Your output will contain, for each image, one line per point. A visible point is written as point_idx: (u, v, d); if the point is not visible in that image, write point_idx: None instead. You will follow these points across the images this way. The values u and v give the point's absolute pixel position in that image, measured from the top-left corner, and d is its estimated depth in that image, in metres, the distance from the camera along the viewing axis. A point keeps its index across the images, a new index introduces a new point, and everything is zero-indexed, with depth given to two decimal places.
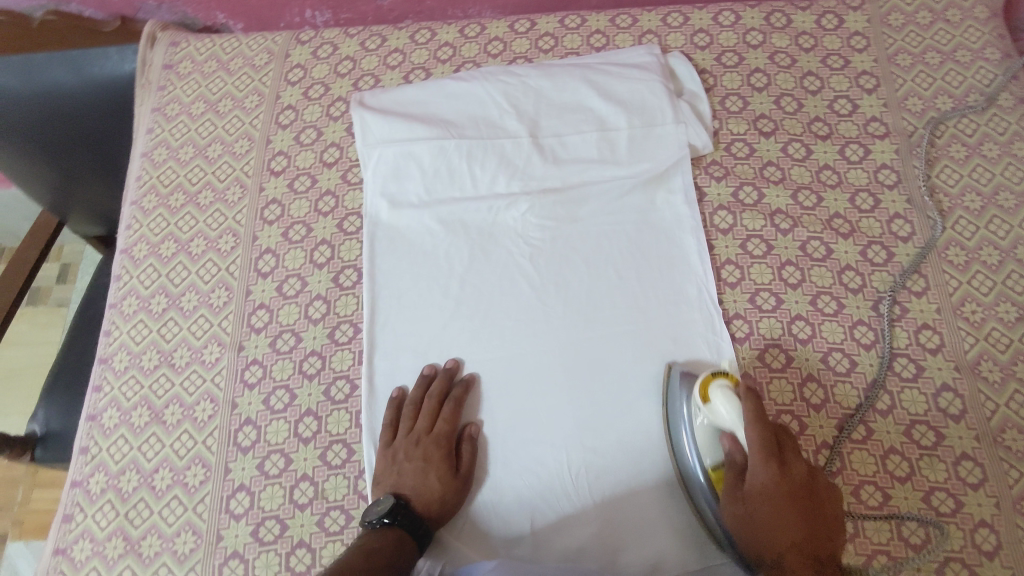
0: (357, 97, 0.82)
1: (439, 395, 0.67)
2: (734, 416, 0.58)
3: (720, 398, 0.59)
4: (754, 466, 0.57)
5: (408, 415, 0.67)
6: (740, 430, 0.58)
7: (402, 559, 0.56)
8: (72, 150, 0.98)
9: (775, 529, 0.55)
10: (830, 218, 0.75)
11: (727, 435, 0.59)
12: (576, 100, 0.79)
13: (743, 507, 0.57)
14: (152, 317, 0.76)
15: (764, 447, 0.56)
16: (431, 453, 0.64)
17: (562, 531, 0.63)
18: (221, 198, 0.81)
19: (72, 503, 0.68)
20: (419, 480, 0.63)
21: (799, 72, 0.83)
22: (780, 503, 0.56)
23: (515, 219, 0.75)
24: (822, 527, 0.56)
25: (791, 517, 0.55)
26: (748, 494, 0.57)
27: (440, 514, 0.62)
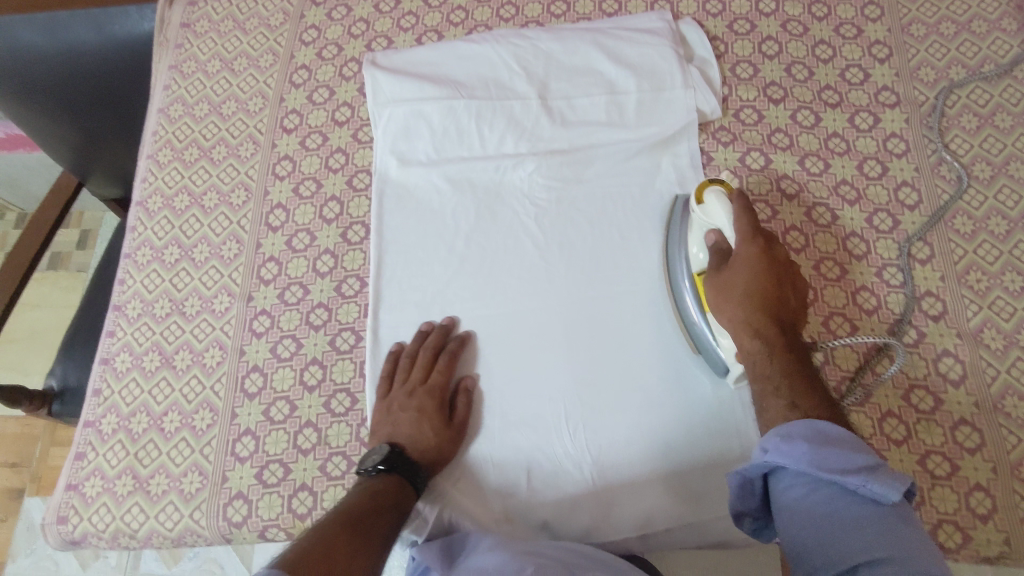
0: (369, 57, 0.83)
1: (434, 347, 0.68)
2: (727, 212, 0.62)
3: (713, 197, 0.63)
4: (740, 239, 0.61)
5: (402, 367, 0.68)
6: (730, 221, 0.62)
7: (404, 501, 0.58)
8: (94, 112, 1.00)
9: (750, 291, 0.59)
10: (837, 185, 0.74)
11: (714, 230, 0.64)
12: (586, 63, 0.80)
13: (726, 276, 0.61)
14: (165, 267, 0.78)
15: (753, 227, 0.61)
16: (425, 403, 0.65)
17: (554, 483, 0.65)
18: (234, 154, 0.83)
19: (84, 442, 0.70)
20: (413, 430, 0.64)
21: (811, 40, 0.82)
22: (760, 274, 0.59)
23: (522, 179, 0.76)
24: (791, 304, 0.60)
25: (768, 284, 0.59)
26: (730, 268, 0.61)
27: (434, 465, 0.63)
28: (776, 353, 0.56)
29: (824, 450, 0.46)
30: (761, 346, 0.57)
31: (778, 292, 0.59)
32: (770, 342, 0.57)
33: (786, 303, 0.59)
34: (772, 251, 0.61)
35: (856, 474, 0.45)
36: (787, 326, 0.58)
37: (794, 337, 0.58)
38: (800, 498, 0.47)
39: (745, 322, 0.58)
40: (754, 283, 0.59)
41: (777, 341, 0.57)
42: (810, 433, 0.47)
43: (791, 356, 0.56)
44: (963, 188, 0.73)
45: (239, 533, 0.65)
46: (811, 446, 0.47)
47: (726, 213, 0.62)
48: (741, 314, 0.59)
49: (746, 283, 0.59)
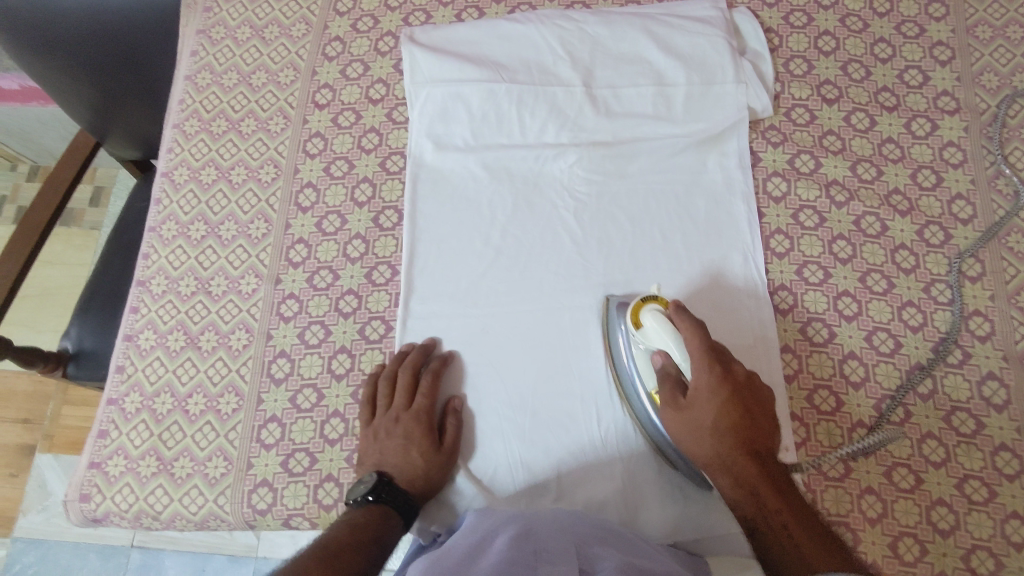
0: (408, 33, 0.80)
1: (415, 369, 0.66)
2: (668, 335, 0.58)
3: (651, 320, 0.59)
4: (696, 370, 0.57)
5: (385, 392, 0.66)
6: (676, 347, 0.58)
7: (387, 533, 0.57)
8: (119, 76, 0.98)
9: (718, 428, 0.56)
10: (888, 194, 0.72)
11: (660, 353, 0.59)
12: (634, 51, 0.76)
13: (689, 416, 0.57)
14: (191, 244, 0.76)
15: (704, 352, 0.57)
16: (411, 428, 0.63)
17: (586, 483, 0.63)
18: (263, 128, 0.80)
19: (108, 420, 0.69)
20: (401, 458, 0.62)
21: (870, 38, 0.79)
22: (723, 406, 0.56)
23: (562, 170, 0.74)
24: (763, 423, 0.56)
25: (736, 414, 0.55)
26: (691, 405, 0.57)
27: (427, 489, 0.62)
28: (758, 492, 0.53)
29: None
30: (744, 491, 0.53)
31: (745, 421, 0.56)
32: (751, 483, 0.53)
33: (758, 430, 0.56)
34: (728, 372, 0.57)
35: None
36: (763, 455, 0.55)
37: (774, 465, 0.54)
38: None
39: (720, 462, 0.55)
40: (722, 423, 0.55)
41: (759, 482, 0.53)
42: None
43: (776, 491, 0.52)
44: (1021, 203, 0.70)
45: (263, 520, 0.65)
46: None
47: (671, 335, 0.58)
48: (715, 458, 0.55)
49: (712, 420, 0.56)
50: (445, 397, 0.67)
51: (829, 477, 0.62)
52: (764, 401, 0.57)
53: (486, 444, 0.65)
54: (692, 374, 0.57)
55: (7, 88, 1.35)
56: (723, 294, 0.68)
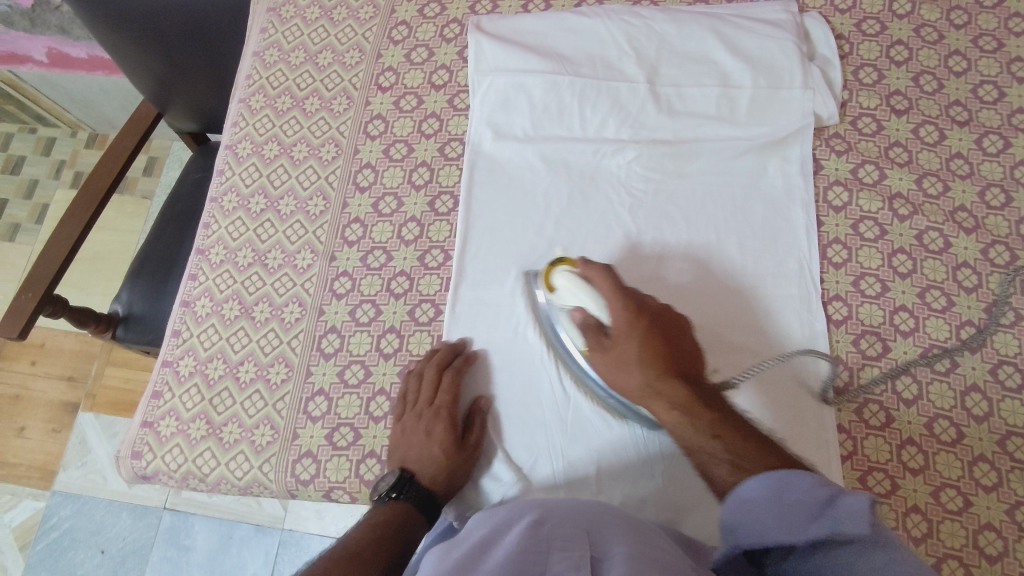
0: (474, 21, 0.81)
1: (439, 366, 0.66)
2: (578, 287, 0.59)
3: (562, 279, 0.61)
4: (612, 310, 0.58)
5: (411, 387, 0.66)
6: (592, 295, 0.58)
7: (412, 530, 0.58)
8: (186, 49, 1.00)
9: (644, 359, 0.55)
10: (954, 211, 0.70)
11: (576, 309, 0.60)
12: (701, 51, 0.76)
13: (614, 354, 0.57)
14: (251, 216, 0.77)
15: (617, 291, 0.58)
16: (433, 425, 0.63)
17: (626, 478, 0.63)
18: (327, 107, 0.81)
19: (162, 382, 0.72)
20: (422, 453, 0.62)
21: (944, 50, 0.77)
22: (643, 338, 0.56)
23: (619, 165, 0.73)
24: (684, 349, 0.57)
25: (658, 344, 0.56)
26: (616, 345, 0.57)
27: (449, 485, 0.62)
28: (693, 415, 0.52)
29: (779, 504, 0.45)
30: (679, 415, 0.53)
31: (668, 349, 0.56)
32: (685, 407, 0.53)
33: (682, 355, 0.56)
34: (640, 305, 0.58)
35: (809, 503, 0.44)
36: (691, 378, 0.55)
37: (706, 389, 0.55)
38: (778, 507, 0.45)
39: (653, 391, 0.54)
40: (645, 353, 0.55)
41: (692, 405, 0.53)
42: (769, 489, 0.46)
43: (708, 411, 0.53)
44: None
45: (305, 491, 0.66)
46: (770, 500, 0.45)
47: (580, 287, 0.59)
48: (647, 389, 0.55)
49: (638, 353, 0.55)
50: (469, 394, 0.68)
51: (874, 493, 0.61)
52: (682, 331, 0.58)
53: (530, 436, 0.65)
54: (611, 316, 0.58)
55: (76, 57, 1.39)
56: (649, 258, 0.70)
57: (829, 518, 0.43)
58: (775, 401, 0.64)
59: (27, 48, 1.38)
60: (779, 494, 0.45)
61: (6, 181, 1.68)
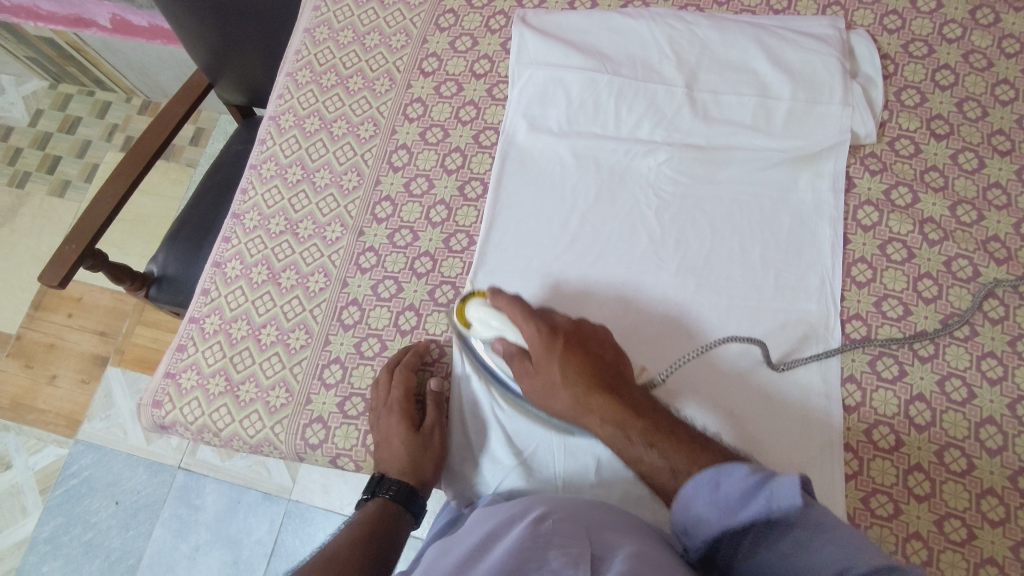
0: (520, 14, 0.82)
1: (390, 367, 0.68)
2: (495, 316, 0.62)
3: (478, 315, 0.63)
4: (526, 335, 0.60)
5: (370, 393, 0.68)
6: (506, 322, 0.62)
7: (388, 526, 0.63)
8: (242, 23, 1.03)
9: (568, 376, 0.57)
10: (986, 240, 0.69)
11: (498, 339, 0.62)
12: (742, 60, 0.76)
13: (540, 378, 0.59)
14: (287, 186, 0.80)
15: (527, 316, 0.60)
16: (390, 423, 0.65)
17: (627, 479, 0.63)
18: (369, 87, 0.83)
19: (187, 336, 0.74)
20: (387, 451, 0.65)
21: (992, 77, 0.76)
22: (563, 355, 0.58)
23: (650, 167, 0.74)
24: (607, 358, 0.58)
25: (579, 360, 0.57)
26: (540, 367, 0.59)
27: (418, 473, 0.65)
28: (629, 424, 0.53)
29: (722, 497, 0.47)
30: (613, 427, 0.54)
31: (589, 361, 0.57)
32: (618, 417, 0.54)
33: (605, 365, 0.58)
34: (553, 326, 0.60)
35: (747, 487, 0.46)
36: (619, 387, 0.56)
37: (630, 394, 0.56)
38: (722, 501, 0.47)
39: (583, 407, 0.56)
40: (568, 373, 0.57)
41: (619, 414, 0.54)
42: (711, 483, 0.48)
43: (639, 416, 0.54)
44: None
45: (313, 455, 0.68)
46: (714, 496, 0.47)
47: (495, 318, 0.62)
48: (578, 405, 0.56)
49: (561, 372, 0.57)
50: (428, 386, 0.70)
51: (876, 515, 0.61)
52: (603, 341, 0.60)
53: (524, 437, 0.65)
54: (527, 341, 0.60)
55: (137, 25, 1.44)
56: (586, 283, 0.70)
57: (764, 499, 0.45)
58: (775, 416, 0.64)
59: (93, 14, 1.43)
60: (716, 484, 0.47)
61: (62, 140, 1.75)
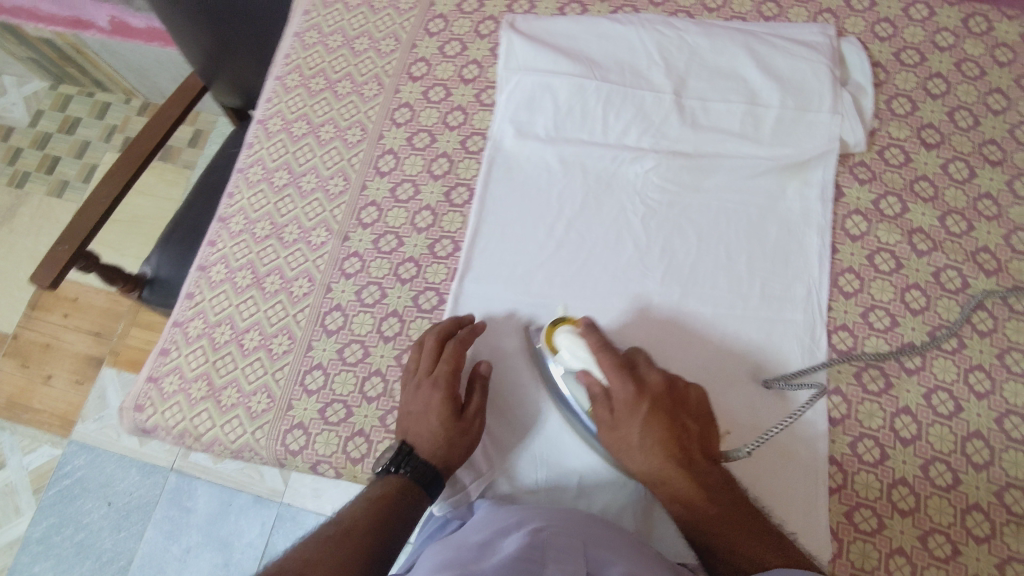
0: (509, 19, 0.82)
1: (441, 336, 0.66)
2: (585, 352, 0.60)
3: (565, 341, 0.61)
4: (614, 387, 0.59)
5: (414, 359, 0.66)
6: (593, 362, 0.60)
7: (406, 505, 0.58)
8: (236, 26, 1.03)
9: (647, 445, 0.58)
10: (976, 251, 0.68)
11: (581, 373, 0.61)
12: (731, 67, 0.75)
13: (619, 433, 0.59)
14: (273, 190, 0.80)
15: (619, 369, 0.59)
16: (430, 396, 0.63)
17: (607, 488, 0.62)
18: (357, 91, 0.83)
19: (171, 340, 0.74)
20: (420, 425, 0.62)
21: (985, 87, 0.75)
22: (648, 421, 0.58)
23: (637, 174, 0.73)
24: (692, 429, 0.58)
25: (662, 429, 0.58)
26: (621, 424, 0.59)
27: (447, 458, 0.62)
28: (698, 508, 0.56)
29: None
30: (682, 506, 0.57)
31: (673, 432, 0.58)
32: (690, 500, 0.57)
33: (688, 439, 0.58)
34: (643, 385, 0.59)
35: None
36: (696, 463, 0.57)
37: (707, 475, 0.57)
38: None
39: (657, 475, 0.58)
40: (649, 444, 0.58)
41: (693, 496, 0.56)
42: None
43: (714, 502, 0.56)
44: None
45: (293, 461, 0.67)
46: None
47: (584, 354, 0.60)
48: (652, 472, 0.58)
49: (641, 438, 0.58)
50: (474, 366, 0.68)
51: (859, 530, 0.60)
52: (689, 408, 0.59)
53: (555, 444, 0.64)
54: (612, 390, 0.59)
55: (135, 27, 1.44)
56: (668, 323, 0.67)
57: None
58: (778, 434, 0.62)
59: (92, 15, 1.43)
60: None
61: (61, 141, 1.75)
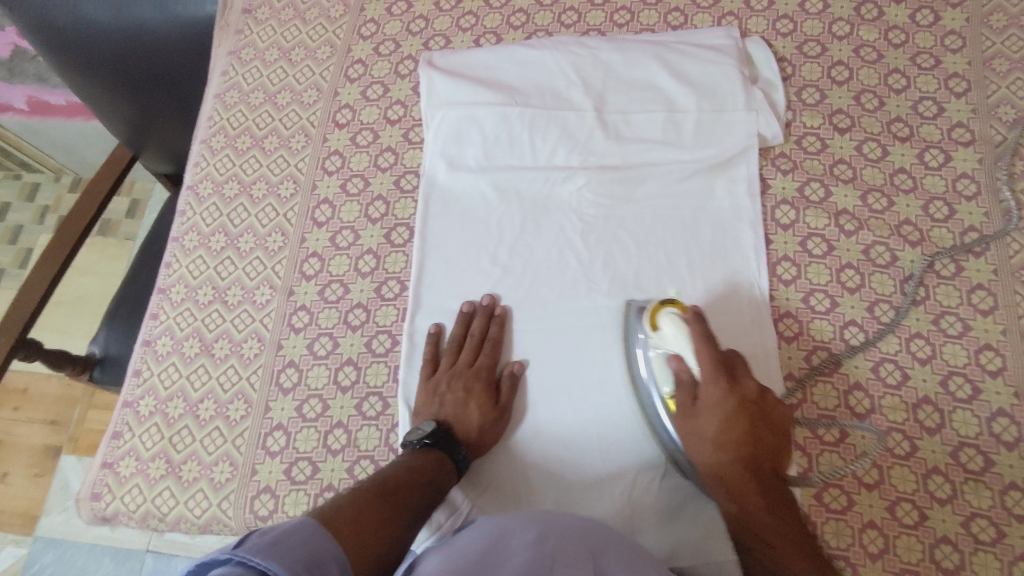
0: (426, 57, 0.83)
1: (479, 331, 0.69)
2: (686, 340, 0.58)
3: (669, 324, 0.59)
4: (707, 380, 0.57)
5: (450, 354, 0.68)
6: (690, 351, 0.58)
7: (441, 479, 0.58)
8: (158, 94, 1.00)
9: (720, 441, 0.57)
10: (899, 224, 0.71)
11: (674, 357, 0.59)
12: (646, 78, 0.78)
13: (693, 423, 0.58)
14: (211, 254, 0.79)
15: (715, 365, 0.57)
16: (472, 383, 0.65)
17: (593, 499, 0.62)
18: (285, 145, 0.84)
19: (122, 422, 0.72)
20: (460, 409, 0.64)
21: (884, 68, 0.79)
22: (729, 417, 0.57)
23: (571, 192, 0.74)
24: (766, 438, 0.57)
25: (739, 430, 0.56)
26: (699, 414, 0.58)
27: (479, 443, 0.63)
28: (752, 517, 0.55)
29: None
30: (735, 507, 0.56)
31: (749, 436, 0.56)
32: (744, 502, 0.55)
33: (763, 447, 0.57)
34: (736, 384, 0.57)
35: None
36: (763, 473, 0.56)
37: (771, 485, 0.56)
38: None
39: (717, 472, 0.57)
40: (722, 439, 0.57)
41: (751, 503, 0.55)
42: None
43: (766, 510, 0.55)
44: (1010, 225, 0.69)
45: (264, 527, 0.66)
46: None
47: (685, 341, 0.58)
48: (713, 468, 0.57)
49: (714, 434, 0.57)
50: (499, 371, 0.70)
51: (830, 509, 0.61)
52: (773, 421, 0.57)
53: (574, 449, 0.64)
54: (702, 381, 0.58)
55: (54, 104, 1.43)
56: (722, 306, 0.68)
57: None
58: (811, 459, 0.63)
59: (7, 98, 1.44)
60: None
61: None
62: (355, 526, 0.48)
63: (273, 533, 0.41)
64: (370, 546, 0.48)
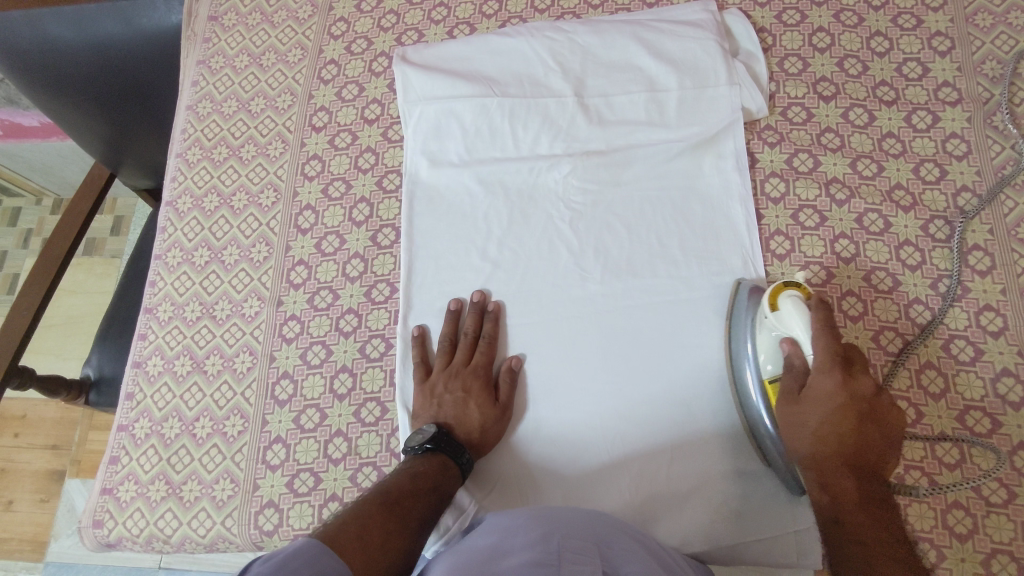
0: (399, 52, 0.82)
1: (472, 330, 0.68)
2: (805, 324, 0.55)
3: (789, 306, 0.57)
4: (820, 369, 0.54)
5: (444, 355, 0.67)
6: (807, 337, 0.55)
7: (446, 484, 0.58)
8: (130, 109, 0.98)
9: (822, 432, 0.54)
10: (890, 190, 0.71)
11: (787, 341, 0.57)
12: (625, 59, 0.76)
13: (797, 411, 0.55)
14: (196, 270, 0.78)
15: (831, 354, 0.54)
16: (469, 383, 0.64)
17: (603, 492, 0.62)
18: (263, 153, 0.82)
19: (119, 446, 0.71)
20: (459, 409, 0.63)
21: (865, 32, 0.78)
22: (839, 407, 0.53)
23: (556, 180, 0.73)
24: (875, 437, 0.53)
25: (846, 421, 0.53)
26: (805, 401, 0.55)
27: (481, 443, 0.62)
28: (845, 510, 0.52)
29: None
30: (829, 500, 0.53)
31: (856, 431, 0.53)
32: (838, 496, 0.52)
33: (869, 445, 0.53)
34: (852, 376, 0.54)
35: None
36: (866, 470, 0.53)
37: (872, 485, 0.52)
38: None
39: (813, 461, 0.54)
40: (825, 428, 0.54)
41: (848, 496, 0.52)
42: None
43: (862, 510, 0.51)
44: (1002, 183, 0.69)
45: (270, 541, 0.65)
46: None
47: (804, 325, 0.55)
48: (811, 458, 0.54)
49: (817, 422, 0.54)
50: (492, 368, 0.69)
51: None
52: (887, 421, 0.53)
53: (585, 444, 0.63)
54: (813, 368, 0.55)
55: (28, 125, 1.40)
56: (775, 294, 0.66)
57: None
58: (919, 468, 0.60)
59: None
60: None
61: None
62: (360, 543, 0.47)
63: (276, 558, 0.40)
64: (376, 563, 0.47)
